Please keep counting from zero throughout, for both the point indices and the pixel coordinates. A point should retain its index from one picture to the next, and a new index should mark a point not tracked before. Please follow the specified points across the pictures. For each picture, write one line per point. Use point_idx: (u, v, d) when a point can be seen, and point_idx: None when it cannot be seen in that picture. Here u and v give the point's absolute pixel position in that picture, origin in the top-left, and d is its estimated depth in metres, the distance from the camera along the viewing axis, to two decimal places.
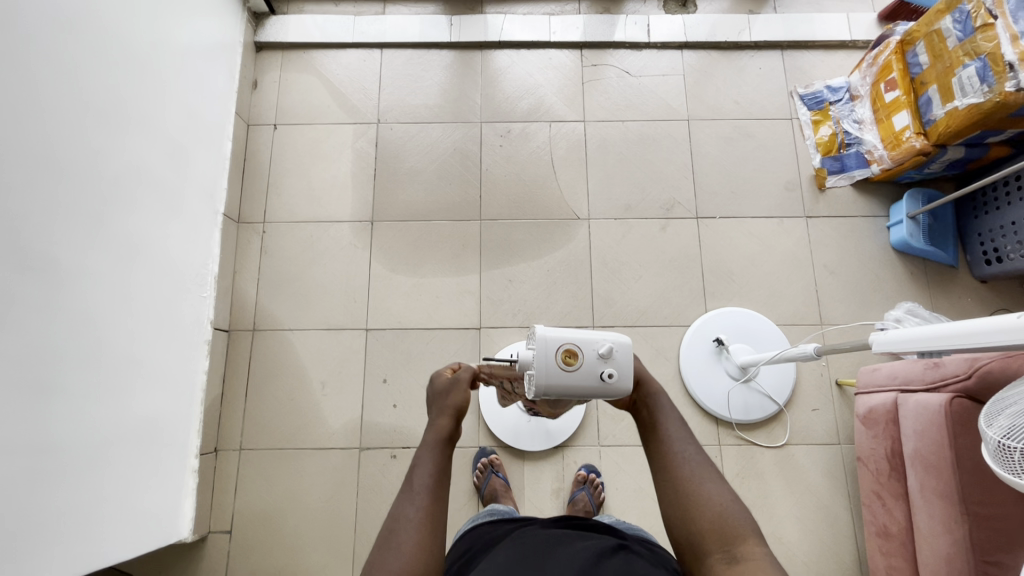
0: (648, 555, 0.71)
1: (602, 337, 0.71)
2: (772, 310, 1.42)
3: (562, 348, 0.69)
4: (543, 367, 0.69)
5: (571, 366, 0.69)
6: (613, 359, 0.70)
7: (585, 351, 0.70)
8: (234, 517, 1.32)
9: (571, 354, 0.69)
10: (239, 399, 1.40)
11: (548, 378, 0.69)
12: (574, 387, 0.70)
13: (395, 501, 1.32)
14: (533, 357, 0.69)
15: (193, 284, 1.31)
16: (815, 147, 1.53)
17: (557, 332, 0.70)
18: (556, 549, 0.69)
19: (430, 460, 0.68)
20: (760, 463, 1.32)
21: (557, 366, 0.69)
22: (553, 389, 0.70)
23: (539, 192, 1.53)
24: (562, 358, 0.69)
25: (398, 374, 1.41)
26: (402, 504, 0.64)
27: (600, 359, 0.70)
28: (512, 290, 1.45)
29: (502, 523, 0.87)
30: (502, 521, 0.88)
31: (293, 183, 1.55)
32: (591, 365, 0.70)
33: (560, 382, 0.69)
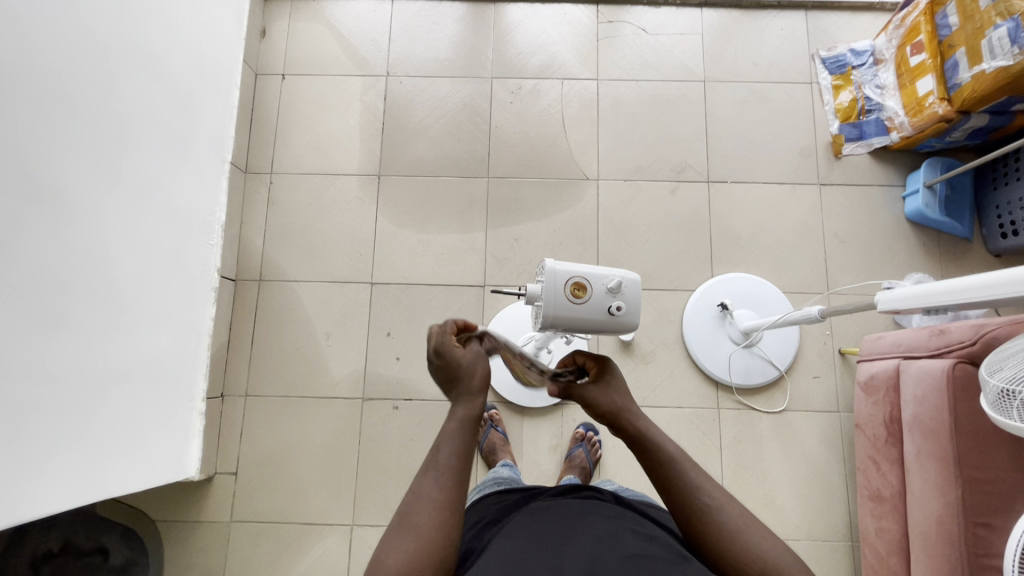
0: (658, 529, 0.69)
1: (613, 272, 0.72)
2: (779, 277, 1.41)
3: (571, 281, 0.70)
4: (552, 298, 0.70)
5: (580, 300, 0.71)
6: (621, 294, 0.71)
7: (594, 285, 0.71)
8: (240, 459, 1.36)
9: (580, 287, 0.70)
10: (245, 347, 1.42)
11: (555, 312, 0.71)
12: (582, 318, 0.71)
13: (396, 452, 1.35)
14: (542, 289, 0.70)
15: (200, 231, 1.32)
16: (834, 113, 1.49)
17: (566, 266, 0.71)
18: (570, 524, 0.67)
19: (457, 436, 0.65)
20: (757, 427, 1.33)
21: (566, 299, 0.70)
22: (563, 322, 0.72)
23: (549, 151, 1.51)
24: (571, 291, 0.70)
25: (402, 328, 1.42)
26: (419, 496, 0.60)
27: (609, 294, 0.71)
28: (517, 249, 1.45)
29: (507, 495, 0.85)
30: (508, 492, 0.86)
31: (300, 135, 1.54)
32: (599, 300, 0.71)
33: (568, 314, 0.71)
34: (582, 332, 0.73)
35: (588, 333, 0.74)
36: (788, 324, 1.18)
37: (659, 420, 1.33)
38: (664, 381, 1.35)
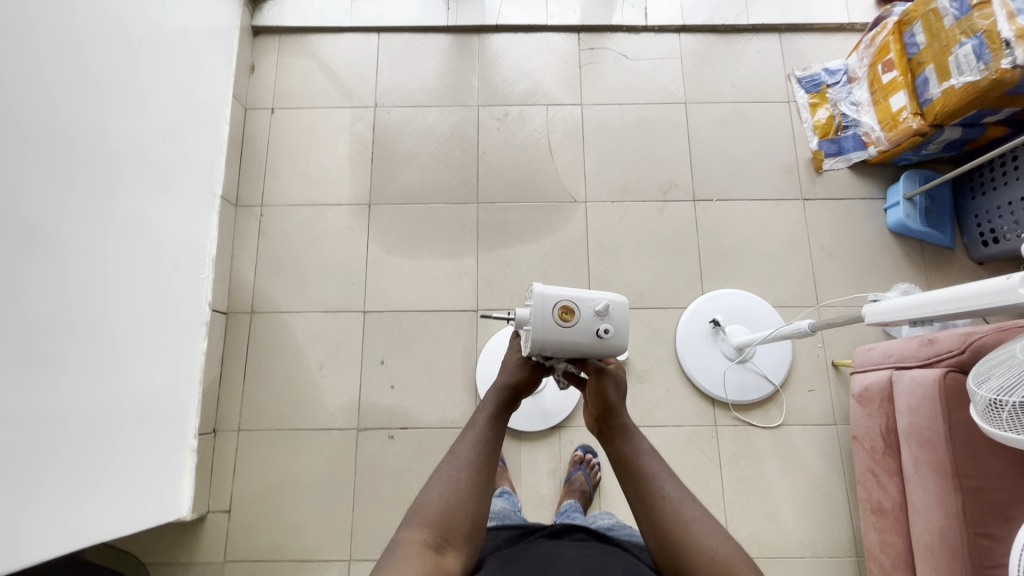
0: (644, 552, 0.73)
1: (598, 295, 0.74)
2: (769, 292, 1.42)
3: (559, 305, 0.71)
4: (540, 321, 0.70)
5: (570, 323, 0.71)
6: (608, 316, 0.73)
7: (582, 308, 0.72)
8: (233, 494, 1.34)
9: (568, 311, 0.71)
10: (238, 380, 1.41)
11: (547, 336, 0.70)
12: (569, 341, 0.71)
13: (393, 482, 1.33)
14: (531, 314, 0.70)
15: (190, 265, 1.32)
16: (813, 130, 1.53)
17: (554, 290, 0.71)
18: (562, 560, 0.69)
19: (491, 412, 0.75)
20: (755, 443, 1.32)
21: (554, 322, 0.70)
22: (555, 347, 0.71)
23: (537, 175, 1.53)
24: (559, 315, 0.71)
25: (396, 355, 1.41)
26: (451, 462, 0.69)
27: (597, 316, 0.72)
28: (509, 273, 1.46)
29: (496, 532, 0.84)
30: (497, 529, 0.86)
31: (290, 166, 1.56)
32: (587, 322, 0.72)
33: (556, 338, 0.71)
34: (576, 356, 0.74)
35: (582, 356, 0.74)
36: (780, 338, 1.19)
37: (657, 439, 1.33)
38: (660, 399, 1.35)
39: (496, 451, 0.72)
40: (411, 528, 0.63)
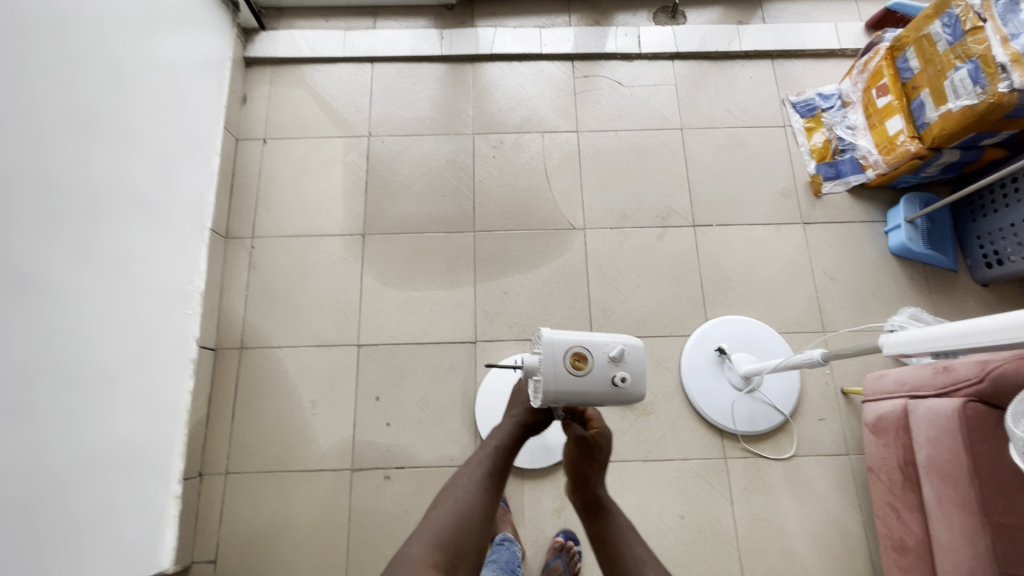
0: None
1: (613, 338, 0.70)
2: (773, 318, 1.39)
3: (570, 352, 0.68)
4: (551, 372, 0.67)
5: (582, 370, 0.68)
6: (624, 363, 0.69)
7: (595, 355, 0.68)
8: (219, 544, 1.26)
9: (581, 358, 0.68)
10: (226, 420, 1.34)
11: (558, 385, 0.67)
12: (584, 391, 0.68)
13: (390, 526, 1.26)
14: (540, 360, 0.67)
15: (178, 301, 1.27)
16: (810, 154, 1.52)
17: (564, 336, 0.68)
18: None
19: (497, 444, 0.81)
20: (766, 476, 1.27)
21: (566, 371, 0.67)
22: (566, 396, 0.68)
23: (533, 202, 1.51)
24: (571, 362, 0.67)
25: (391, 391, 1.36)
26: (459, 491, 0.75)
27: (611, 363, 0.69)
28: (508, 303, 1.42)
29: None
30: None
31: (282, 197, 1.52)
32: (602, 370, 0.68)
33: (568, 388, 0.67)
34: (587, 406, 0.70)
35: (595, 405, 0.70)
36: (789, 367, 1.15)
37: (665, 474, 1.27)
38: (667, 432, 1.30)
39: (500, 485, 0.78)
40: (419, 549, 0.68)
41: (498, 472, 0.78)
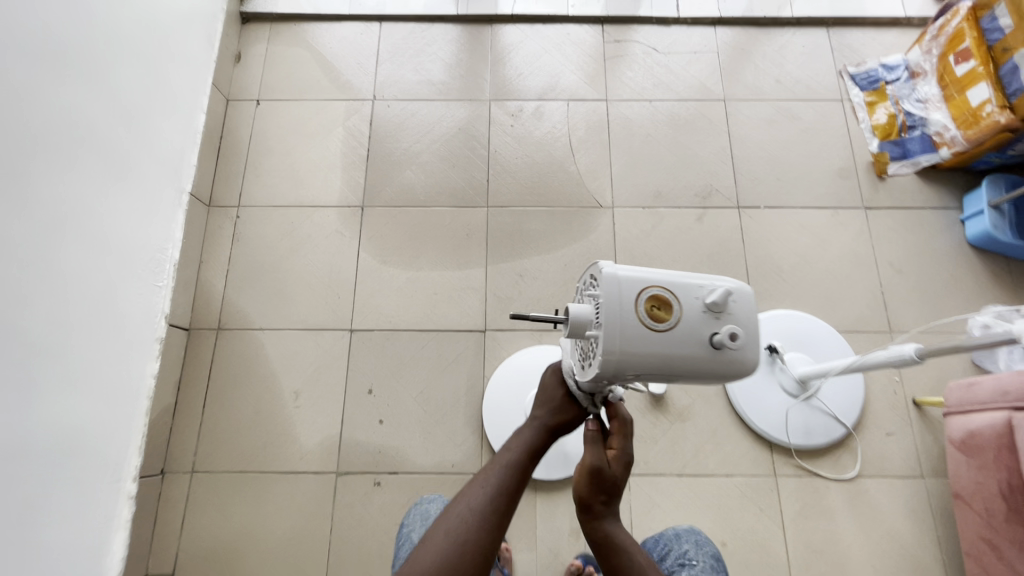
0: (694, 547, 0.89)
1: (698, 285, 0.55)
2: (831, 314, 1.20)
3: (649, 295, 0.53)
4: (625, 320, 0.52)
5: (658, 325, 0.52)
6: (727, 315, 0.54)
7: (683, 301, 0.53)
8: (180, 555, 1.08)
9: (663, 304, 0.53)
10: (196, 411, 1.17)
11: (624, 345, 0.51)
12: (668, 348, 0.52)
13: (377, 542, 1.07)
14: (600, 308, 0.52)
15: (144, 271, 1.10)
16: (871, 131, 1.34)
17: (638, 275, 0.53)
18: None
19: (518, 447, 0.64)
20: (825, 499, 1.08)
21: (645, 320, 0.52)
22: (634, 362, 0.52)
23: (555, 177, 1.33)
24: (651, 309, 0.53)
25: (386, 383, 1.18)
26: (464, 508, 0.59)
27: (707, 314, 0.53)
28: (523, 287, 1.24)
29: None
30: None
31: (274, 164, 1.36)
32: (694, 323, 0.53)
33: (647, 343, 0.52)
34: (658, 381, 0.54)
35: (669, 379, 0.55)
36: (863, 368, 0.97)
37: (704, 493, 1.08)
38: (706, 442, 1.11)
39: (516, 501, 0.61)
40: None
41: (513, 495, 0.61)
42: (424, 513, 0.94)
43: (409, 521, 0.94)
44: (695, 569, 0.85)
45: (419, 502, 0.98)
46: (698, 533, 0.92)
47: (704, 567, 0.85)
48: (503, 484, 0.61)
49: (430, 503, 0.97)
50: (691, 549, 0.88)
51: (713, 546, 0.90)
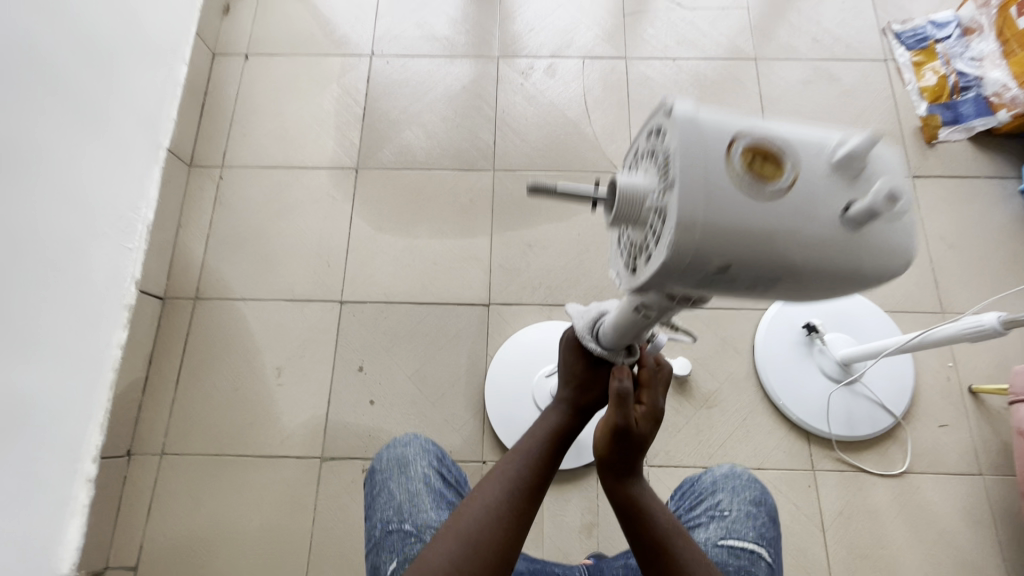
0: (728, 496, 0.76)
1: (818, 142, 0.39)
2: (875, 292, 1.07)
3: (749, 146, 0.37)
4: (715, 174, 0.36)
5: (759, 186, 0.37)
6: (861, 179, 0.37)
7: (797, 159, 0.37)
8: (145, 546, 0.96)
9: (769, 159, 0.37)
10: (168, 387, 1.06)
11: (708, 212, 0.36)
12: (777, 219, 0.36)
13: (365, 535, 0.96)
14: (671, 156, 0.36)
15: (112, 229, 0.99)
16: (918, 93, 1.21)
17: (731, 121, 0.38)
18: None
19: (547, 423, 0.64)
20: (870, 497, 0.95)
21: (743, 178, 0.36)
22: (722, 239, 0.36)
23: (568, 139, 1.21)
24: (751, 164, 0.37)
25: (378, 360, 1.07)
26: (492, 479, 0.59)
27: (834, 176, 0.37)
28: (532, 258, 1.12)
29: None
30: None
31: (262, 122, 1.25)
32: (816, 188, 0.37)
33: (745, 210, 0.36)
34: (755, 279, 0.38)
35: (772, 279, 0.38)
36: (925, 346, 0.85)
37: None
38: (736, 430, 0.99)
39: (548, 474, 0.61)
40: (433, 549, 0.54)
41: (532, 479, 0.59)
42: (399, 458, 0.77)
43: (382, 468, 0.77)
44: (725, 521, 0.73)
45: (391, 444, 0.80)
46: (735, 475, 0.78)
47: (736, 518, 0.73)
48: (521, 467, 0.60)
49: (405, 445, 0.79)
50: (723, 498, 0.76)
51: (755, 489, 0.76)
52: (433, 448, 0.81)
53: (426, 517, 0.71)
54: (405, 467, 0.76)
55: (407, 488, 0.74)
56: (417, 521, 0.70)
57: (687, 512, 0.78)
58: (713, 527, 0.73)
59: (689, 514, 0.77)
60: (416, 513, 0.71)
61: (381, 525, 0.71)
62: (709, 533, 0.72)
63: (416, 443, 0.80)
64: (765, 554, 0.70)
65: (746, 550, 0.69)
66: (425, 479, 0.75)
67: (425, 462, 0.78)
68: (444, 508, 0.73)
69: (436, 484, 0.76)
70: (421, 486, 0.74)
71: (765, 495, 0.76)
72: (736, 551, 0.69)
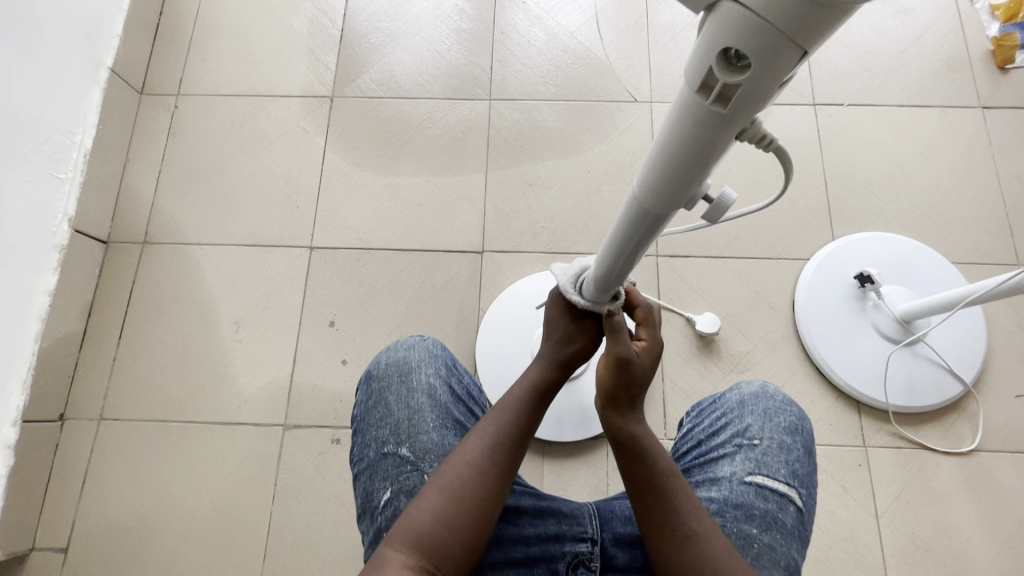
0: (759, 421, 0.56)
1: None
2: (938, 240, 0.91)
3: None
4: None
5: None
6: None
7: None
8: (77, 523, 0.82)
9: None
10: (110, 342, 0.91)
11: None
12: None
13: (333, 515, 0.81)
14: None
15: (37, 154, 0.84)
16: (990, 12, 1.03)
17: None
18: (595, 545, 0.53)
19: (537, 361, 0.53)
20: (933, 478, 0.80)
21: None
22: None
23: (577, 65, 1.04)
24: None
25: (352, 314, 0.91)
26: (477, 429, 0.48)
27: None
28: (533, 199, 0.96)
29: (368, 524, 0.53)
30: (360, 504, 0.55)
31: (224, 45, 1.09)
32: None
33: None
34: None
35: None
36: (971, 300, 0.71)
37: None
38: None
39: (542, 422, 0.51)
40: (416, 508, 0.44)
41: (523, 423, 0.49)
42: (399, 364, 0.59)
43: (378, 374, 0.59)
44: (754, 453, 0.54)
45: (390, 346, 0.62)
46: (767, 396, 0.58)
47: (768, 450, 0.55)
48: (511, 410, 0.49)
49: (408, 348, 0.61)
50: (753, 424, 0.56)
51: (792, 414, 0.57)
52: (443, 354, 0.62)
53: (427, 441, 0.55)
54: (406, 375, 0.59)
55: (405, 405, 0.57)
56: (415, 446, 0.55)
57: (703, 438, 0.58)
58: (739, 460, 0.54)
59: (708, 440, 0.58)
60: (415, 435, 0.55)
61: (374, 445, 0.56)
62: (732, 466, 0.54)
63: (422, 347, 0.61)
64: (799, 498, 0.52)
65: (777, 493, 0.52)
66: (429, 393, 0.58)
67: (432, 371, 0.60)
68: (451, 430, 0.57)
69: (443, 399, 0.59)
70: (423, 401, 0.57)
71: (804, 422, 0.57)
72: (765, 492, 0.52)
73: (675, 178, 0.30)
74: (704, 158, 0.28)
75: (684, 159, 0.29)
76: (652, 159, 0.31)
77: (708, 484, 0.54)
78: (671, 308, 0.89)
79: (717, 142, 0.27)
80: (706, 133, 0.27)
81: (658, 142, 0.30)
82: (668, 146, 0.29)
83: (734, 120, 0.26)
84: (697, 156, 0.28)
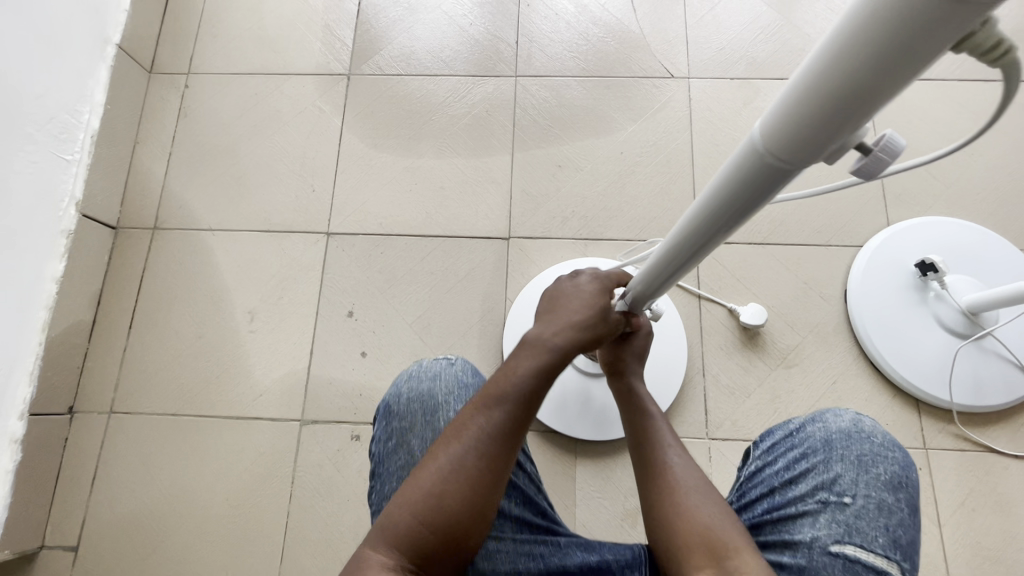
0: (851, 471, 0.48)
1: None
2: (1006, 226, 0.84)
3: None
4: None
5: None
6: None
7: None
8: (86, 522, 0.79)
9: None
10: (120, 332, 0.87)
11: None
12: None
13: (352, 516, 0.77)
14: None
15: (43, 134, 0.80)
16: None
17: None
18: None
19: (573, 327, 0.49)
20: (1003, 485, 0.73)
21: None
22: None
23: (608, 38, 0.98)
24: None
25: (371, 303, 0.86)
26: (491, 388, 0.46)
27: None
28: (562, 181, 0.90)
29: None
30: None
31: (236, 20, 1.04)
32: None
33: None
34: None
35: None
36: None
37: None
38: (824, 397, 0.77)
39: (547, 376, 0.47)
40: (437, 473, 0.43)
41: (516, 416, 0.44)
42: (423, 401, 0.53)
43: (400, 412, 0.53)
44: (843, 515, 0.46)
45: (414, 374, 0.56)
46: (862, 437, 0.49)
47: (861, 511, 0.46)
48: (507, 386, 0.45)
49: (433, 378, 0.55)
50: (844, 476, 0.48)
51: (895, 462, 0.48)
52: (474, 383, 0.56)
53: None
54: (431, 415, 0.52)
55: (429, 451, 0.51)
56: None
57: (779, 485, 0.50)
58: (823, 522, 0.46)
59: (785, 488, 0.50)
60: None
61: None
62: (814, 529, 0.46)
63: (449, 377, 0.55)
64: None
65: (872, 570, 0.43)
66: None
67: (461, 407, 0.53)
68: None
69: None
70: None
71: (909, 473, 0.47)
72: (857, 568, 0.44)
73: (836, 101, 0.24)
74: (894, 68, 0.21)
75: (859, 74, 0.22)
76: (804, 83, 0.25)
77: (783, 547, 0.47)
78: (713, 299, 0.83)
79: (928, 45, 0.20)
80: (908, 38, 0.20)
81: (825, 50, 0.24)
82: (845, 55, 0.22)
83: (968, 11, 0.18)
84: (879, 68, 0.22)
